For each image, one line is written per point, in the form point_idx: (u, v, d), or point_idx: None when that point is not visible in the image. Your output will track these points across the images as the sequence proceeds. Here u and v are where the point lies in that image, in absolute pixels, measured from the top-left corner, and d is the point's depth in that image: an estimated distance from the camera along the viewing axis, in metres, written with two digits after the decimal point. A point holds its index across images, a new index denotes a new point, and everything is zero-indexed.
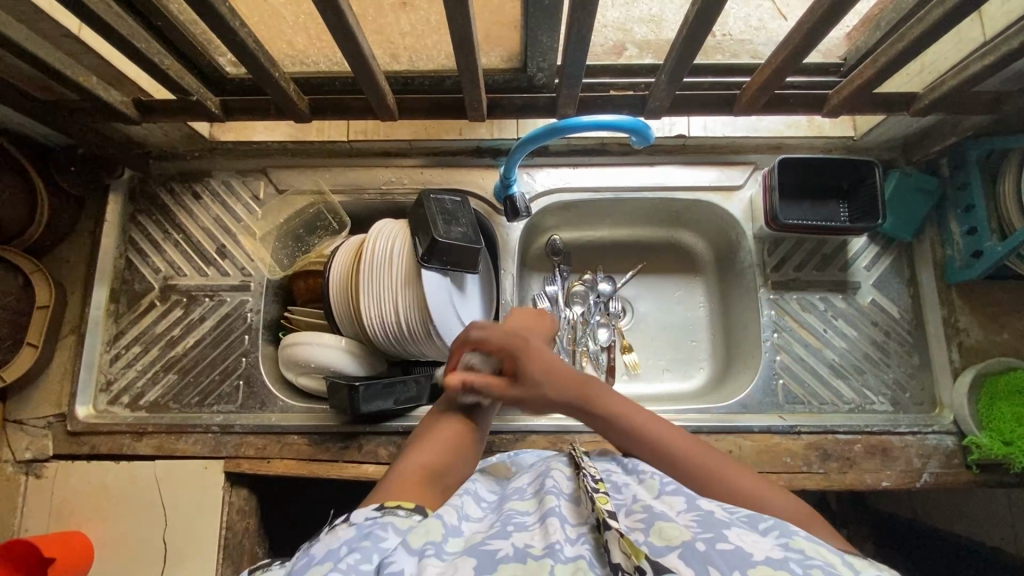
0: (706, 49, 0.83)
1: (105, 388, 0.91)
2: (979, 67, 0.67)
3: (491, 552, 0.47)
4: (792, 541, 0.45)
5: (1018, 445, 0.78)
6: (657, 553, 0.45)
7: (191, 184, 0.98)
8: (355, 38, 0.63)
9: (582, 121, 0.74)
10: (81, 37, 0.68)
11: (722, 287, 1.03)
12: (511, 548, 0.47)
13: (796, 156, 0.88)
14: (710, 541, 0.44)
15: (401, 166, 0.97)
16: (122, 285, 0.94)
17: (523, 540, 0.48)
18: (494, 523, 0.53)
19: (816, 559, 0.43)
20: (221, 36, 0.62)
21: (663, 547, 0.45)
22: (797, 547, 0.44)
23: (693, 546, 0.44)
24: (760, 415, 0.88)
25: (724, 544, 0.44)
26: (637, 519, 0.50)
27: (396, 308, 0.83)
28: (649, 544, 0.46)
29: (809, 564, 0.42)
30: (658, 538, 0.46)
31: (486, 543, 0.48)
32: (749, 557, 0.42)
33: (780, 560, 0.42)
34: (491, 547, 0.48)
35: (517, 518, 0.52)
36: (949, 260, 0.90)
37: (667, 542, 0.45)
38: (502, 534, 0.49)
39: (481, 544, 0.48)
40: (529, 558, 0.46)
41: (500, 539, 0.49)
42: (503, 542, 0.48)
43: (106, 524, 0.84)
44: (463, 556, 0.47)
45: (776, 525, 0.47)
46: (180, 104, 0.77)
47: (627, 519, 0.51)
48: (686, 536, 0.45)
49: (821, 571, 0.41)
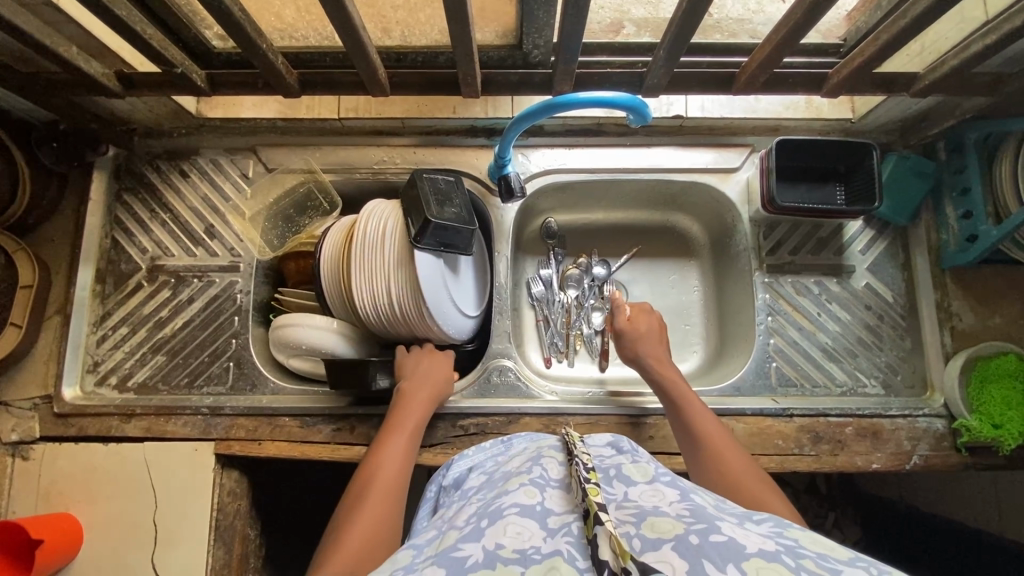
0: (703, 27, 0.81)
1: (92, 369, 0.89)
2: (980, 46, 0.66)
3: (462, 560, 0.46)
4: (787, 534, 0.46)
5: (1007, 428, 0.80)
6: (647, 547, 0.44)
7: (178, 162, 0.96)
8: (345, 8, 0.61)
9: (579, 98, 0.72)
10: (59, 5, 0.65)
11: (716, 271, 1.02)
12: (480, 552, 0.46)
13: (794, 138, 0.87)
14: (703, 534, 0.44)
15: (394, 145, 0.95)
16: (109, 265, 0.92)
17: (494, 542, 0.48)
18: (471, 518, 0.53)
19: (807, 548, 0.44)
20: (206, 5, 0.60)
21: (655, 540, 0.45)
22: (789, 538, 0.45)
23: (686, 540, 0.43)
24: (753, 397, 0.88)
25: (716, 536, 0.43)
26: (628, 512, 0.49)
27: (388, 289, 0.82)
28: (640, 537, 0.46)
29: (802, 555, 0.42)
30: (650, 532, 0.46)
31: (457, 548, 0.48)
32: (743, 549, 0.42)
33: (772, 552, 0.42)
34: (462, 553, 0.47)
35: (494, 508, 0.53)
36: (943, 244, 0.90)
37: (660, 535, 0.45)
38: (474, 537, 0.49)
39: (452, 549, 0.48)
40: (498, 563, 0.45)
41: (471, 542, 0.48)
42: (474, 546, 0.47)
43: (95, 506, 0.83)
44: (434, 562, 0.47)
45: (770, 519, 0.49)
46: (166, 78, 0.75)
47: (617, 513, 0.50)
48: (679, 530, 0.45)
49: (812, 559, 0.42)
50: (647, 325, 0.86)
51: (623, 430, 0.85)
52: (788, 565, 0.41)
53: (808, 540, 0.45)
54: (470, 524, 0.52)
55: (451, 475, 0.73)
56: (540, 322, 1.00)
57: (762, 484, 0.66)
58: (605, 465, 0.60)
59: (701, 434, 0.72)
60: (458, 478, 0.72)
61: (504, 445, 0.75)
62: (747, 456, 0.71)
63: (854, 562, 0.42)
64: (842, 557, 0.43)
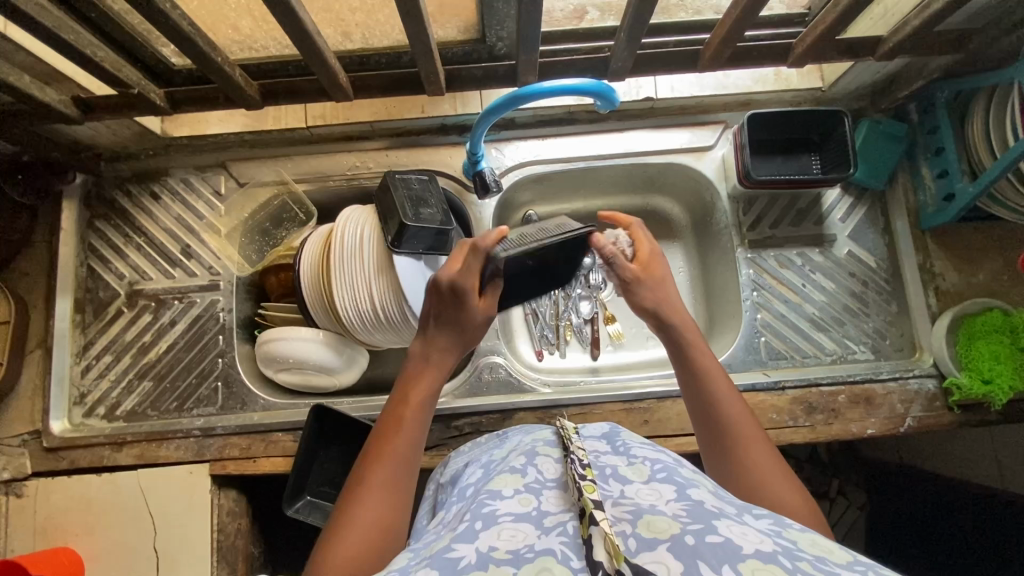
0: (668, 7, 0.80)
1: (79, 401, 0.88)
2: (941, 3, 0.66)
3: (455, 561, 0.46)
4: (786, 535, 0.46)
5: (997, 383, 0.80)
6: (643, 547, 0.44)
7: (148, 184, 0.94)
8: (296, 14, 0.60)
9: (544, 86, 0.71)
10: (7, 34, 0.64)
11: (701, 250, 1.02)
12: (474, 553, 0.46)
13: (764, 111, 0.87)
14: (699, 534, 0.44)
15: (365, 150, 0.94)
16: (86, 294, 0.91)
17: (487, 543, 0.47)
18: (465, 519, 0.52)
19: (805, 551, 0.43)
20: (155, 23, 0.59)
21: (651, 540, 0.44)
22: (787, 538, 0.45)
23: (682, 540, 0.43)
24: (744, 373, 0.88)
25: (713, 536, 0.43)
26: (624, 509, 0.49)
27: (370, 292, 0.81)
28: (635, 536, 0.45)
29: (799, 557, 0.42)
30: (645, 531, 0.45)
31: (450, 549, 0.47)
32: (739, 549, 0.42)
33: (768, 553, 0.42)
34: (455, 554, 0.47)
35: (487, 511, 0.52)
36: (921, 206, 0.90)
37: (655, 534, 0.45)
38: (468, 538, 0.48)
39: (446, 549, 0.48)
40: (490, 564, 0.45)
41: (465, 544, 0.48)
42: (468, 547, 0.47)
43: (94, 538, 0.82)
44: (428, 564, 0.46)
45: (770, 516, 0.49)
46: (124, 100, 0.74)
47: (613, 509, 0.49)
48: (675, 530, 0.45)
49: (809, 562, 0.42)
50: (659, 278, 0.72)
51: (619, 416, 0.86)
52: (785, 566, 0.41)
53: (806, 540, 0.45)
54: (464, 524, 0.51)
55: (448, 473, 0.74)
56: (528, 316, 0.99)
57: (781, 476, 0.59)
58: (601, 462, 0.59)
59: (717, 401, 0.64)
60: (454, 475, 0.72)
61: (500, 441, 0.75)
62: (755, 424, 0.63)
63: (853, 567, 0.42)
64: (840, 561, 0.43)
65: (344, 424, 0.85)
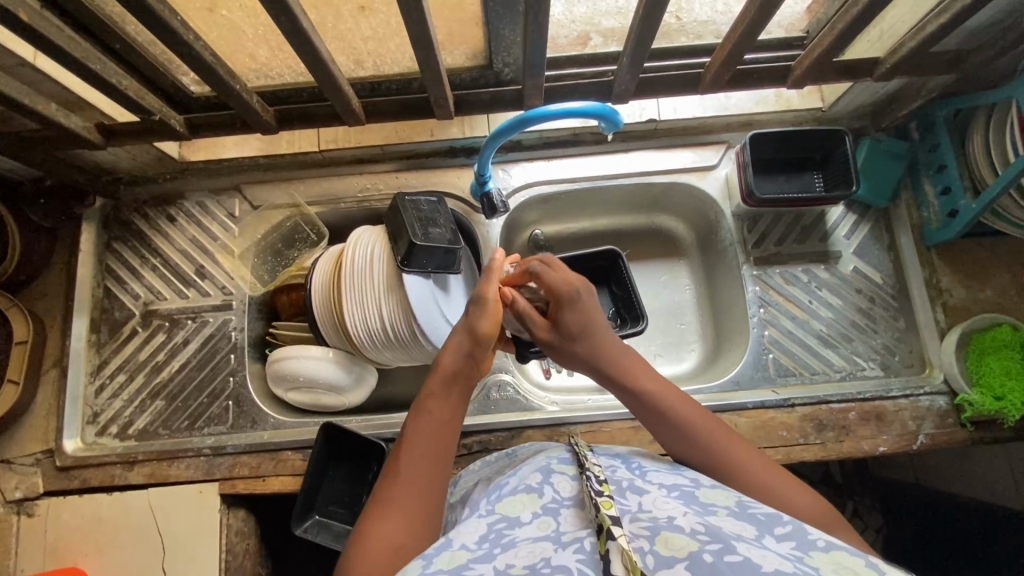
0: (669, 31, 0.81)
1: (92, 420, 0.89)
2: (934, 26, 0.68)
3: None
4: (807, 561, 0.43)
5: (1009, 399, 0.80)
6: (661, 565, 0.43)
7: (165, 208, 0.97)
8: (312, 43, 0.62)
9: (548, 110, 0.73)
10: (36, 64, 0.67)
11: (707, 268, 1.03)
12: (491, 570, 0.45)
13: (767, 130, 0.88)
14: (718, 553, 0.43)
15: (376, 172, 0.97)
16: (102, 314, 0.93)
17: (505, 561, 0.46)
18: (480, 536, 0.50)
19: None
20: (178, 52, 0.62)
21: (669, 557, 0.43)
22: (809, 563, 0.43)
23: (699, 558, 0.42)
24: (753, 391, 0.88)
25: (732, 556, 0.42)
26: (642, 525, 0.47)
27: (380, 310, 0.82)
28: (654, 553, 0.44)
29: None
30: (664, 548, 0.44)
31: (468, 567, 0.46)
32: (759, 568, 0.41)
33: (789, 572, 0.40)
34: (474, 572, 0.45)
35: (506, 539, 0.50)
36: (925, 222, 0.91)
37: (674, 552, 0.43)
38: (486, 558, 0.47)
39: (463, 568, 0.46)
40: None
41: (483, 563, 0.47)
42: (485, 566, 0.46)
43: (103, 557, 0.82)
44: None
45: (793, 535, 0.47)
46: (145, 126, 0.77)
47: (631, 525, 0.48)
48: (693, 547, 0.44)
49: None
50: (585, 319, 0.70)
51: (628, 434, 0.85)
52: None
53: (830, 565, 0.43)
54: (480, 546, 0.49)
55: (458, 493, 0.72)
56: None
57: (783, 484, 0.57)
58: (615, 477, 0.56)
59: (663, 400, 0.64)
60: (464, 495, 0.71)
61: (509, 459, 0.74)
62: (703, 409, 0.64)
63: None
64: None
65: (354, 441, 0.85)
